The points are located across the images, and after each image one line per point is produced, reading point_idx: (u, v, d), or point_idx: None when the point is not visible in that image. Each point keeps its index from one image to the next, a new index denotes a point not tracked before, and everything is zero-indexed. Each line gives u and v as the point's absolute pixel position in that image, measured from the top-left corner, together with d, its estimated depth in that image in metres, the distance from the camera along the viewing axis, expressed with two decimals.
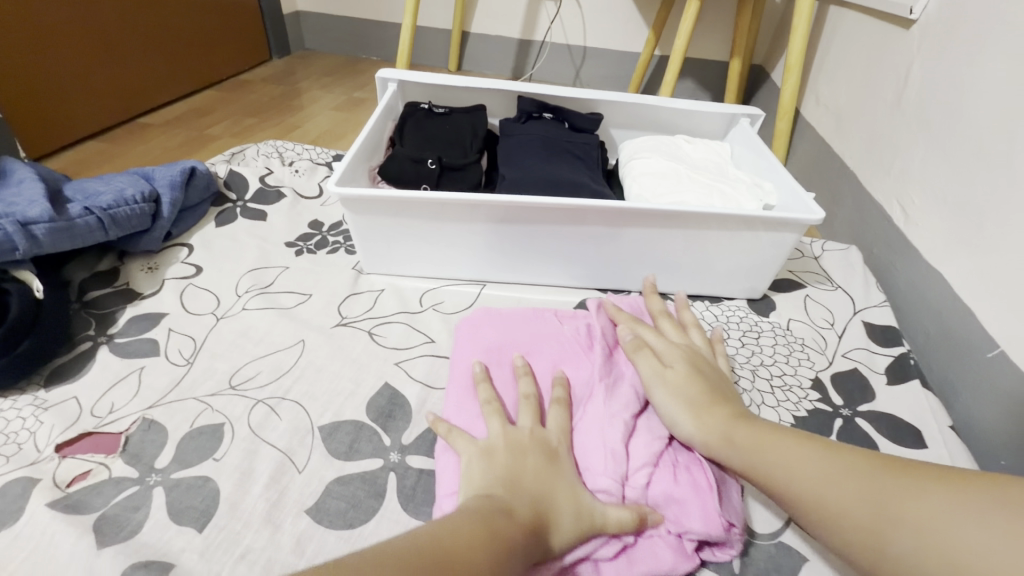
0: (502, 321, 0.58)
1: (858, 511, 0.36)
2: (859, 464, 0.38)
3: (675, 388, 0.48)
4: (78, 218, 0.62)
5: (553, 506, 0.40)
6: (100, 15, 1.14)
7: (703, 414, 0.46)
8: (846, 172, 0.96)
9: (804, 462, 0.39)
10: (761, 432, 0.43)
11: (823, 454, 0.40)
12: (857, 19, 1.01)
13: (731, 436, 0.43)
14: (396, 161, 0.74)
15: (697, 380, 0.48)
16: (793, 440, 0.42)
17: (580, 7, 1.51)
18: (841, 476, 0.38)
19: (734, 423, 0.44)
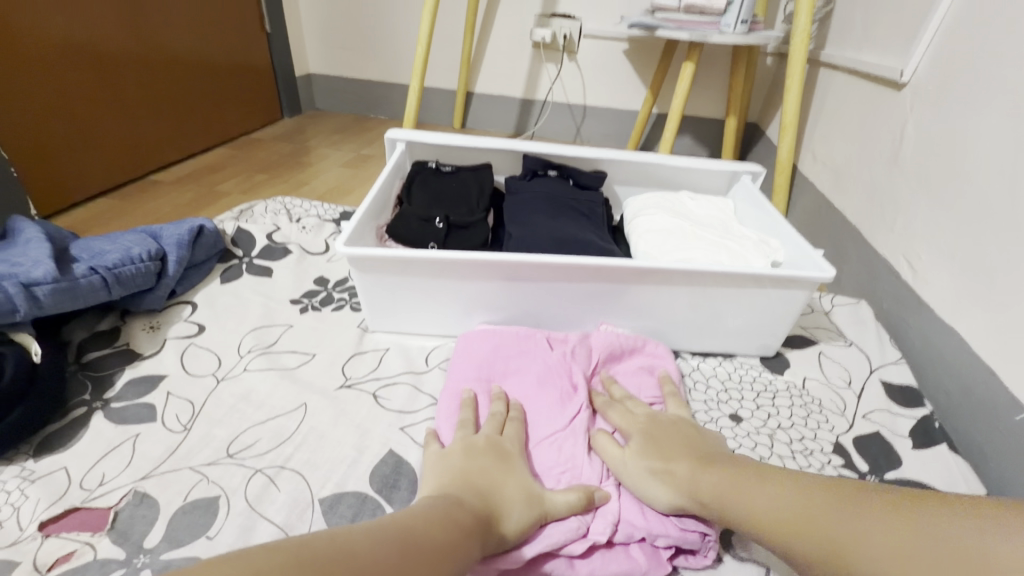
0: (495, 338, 0.63)
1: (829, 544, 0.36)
2: (827, 496, 0.38)
3: (648, 454, 0.48)
4: (82, 278, 0.61)
5: (501, 495, 0.44)
6: (118, 78, 1.19)
7: (684, 471, 0.46)
8: (848, 226, 0.97)
9: (778, 503, 0.39)
10: (726, 478, 0.43)
11: (787, 491, 0.40)
12: (847, 81, 1.05)
13: (701, 486, 0.44)
14: (404, 220, 0.74)
15: (667, 441, 0.49)
16: (767, 478, 0.42)
17: (579, 69, 1.58)
18: (810, 515, 0.37)
19: (701, 475, 0.44)
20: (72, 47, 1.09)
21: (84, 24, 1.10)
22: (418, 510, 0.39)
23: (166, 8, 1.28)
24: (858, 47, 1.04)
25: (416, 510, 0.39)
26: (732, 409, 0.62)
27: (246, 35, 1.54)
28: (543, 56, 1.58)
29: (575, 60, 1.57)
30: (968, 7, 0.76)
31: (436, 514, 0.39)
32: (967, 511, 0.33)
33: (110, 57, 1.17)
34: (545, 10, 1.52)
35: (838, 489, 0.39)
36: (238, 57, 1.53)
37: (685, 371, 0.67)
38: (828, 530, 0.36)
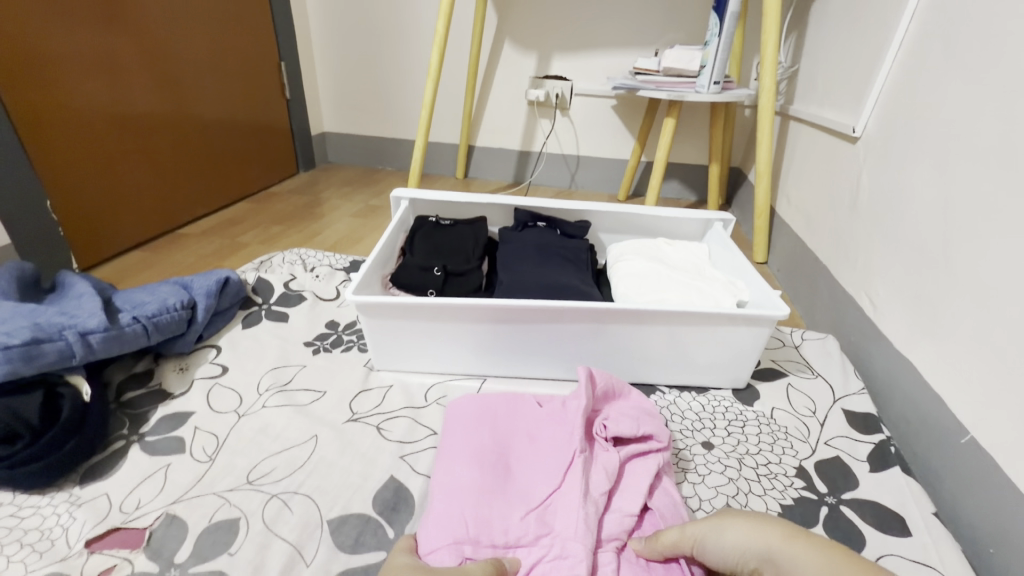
0: (481, 401, 0.66)
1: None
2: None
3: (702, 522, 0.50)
4: (127, 326, 0.70)
5: None
6: (154, 144, 1.33)
7: (743, 527, 0.48)
8: (820, 265, 1.04)
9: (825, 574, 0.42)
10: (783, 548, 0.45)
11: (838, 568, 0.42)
12: (812, 132, 1.15)
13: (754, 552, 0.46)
14: (406, 269, 0.83)
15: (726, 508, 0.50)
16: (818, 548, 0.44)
17: (572, 123, 1.71)
18: None
19: (758, 537, 0.47)
20: (117, 119, 1.22)
21: (128, 99, 1.24)
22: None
23: (199, 82, 1.43)
24: (819, 103, 1.15)
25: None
26: (704, 437, 0.68)
27: (268, 101, 1.70)
28: (538, 113, 1.72)
29: (567, 115, 1.70)
30: (903, 74, 0.86)
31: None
32: None
33: (149, 126, 1.31)
34: (539, 72, 1.66)
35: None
36: (260, 119, 1.68)
37: (662, 403, 0.73)
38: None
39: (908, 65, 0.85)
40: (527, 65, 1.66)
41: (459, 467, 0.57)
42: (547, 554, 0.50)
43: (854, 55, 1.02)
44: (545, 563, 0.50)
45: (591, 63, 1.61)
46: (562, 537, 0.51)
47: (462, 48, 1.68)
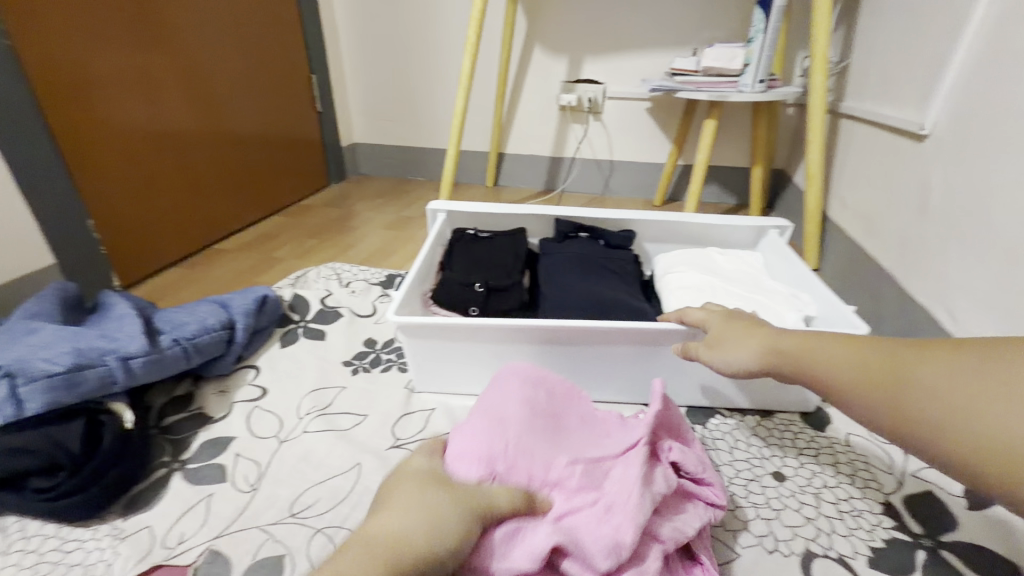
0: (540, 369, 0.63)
1: (960, 410, 0.33)
2: (985, 359, 0.33)
3: (728, 336, 0.55)
4: (168, 349, 0.69)
5: (390, 525, 0.39)
6: (191, 160, 1.34)
7: (743, 348, 0.52)
8: (884, 273, 0.97)
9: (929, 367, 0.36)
10: (802, 343, 0.47)
11: (850, 346, 0.43)
12: (869, 130, 1.08)
13: (775, 351, 0.48)
14: (446, 286, 0.80)
15: (739, 325, 0.55)
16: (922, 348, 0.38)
17: (605, 127, 1.67)
18: (856, 363, 0.41)
19: (778, 338, 0.49)
20: (155, 136, 1.24)
21: (165, 116, 1.26)
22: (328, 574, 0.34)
23: (232, 97, 1.44)
24: (876, 100, 1.07)
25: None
26: (775, 467, 0.62)
27: (299, 114, 1.70)
28: (569, 118, 1.68)
29: (600, 119, 1.66)
30: (977, 66, 0.79)
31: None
32: (1015, 355, 0.32)
33: (185, 141, 1.32)
34: (570, 76, 1.63)
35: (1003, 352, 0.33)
36: (293, 132, 1.69)
37: (725, 428, 0.68)
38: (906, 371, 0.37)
39: (984, 55, 0.78)
40: (558, 70, 1.62)
41: (513, 404, 0.57)
42: (586, 510, 0.47)
43: (916, 47, 0.95)
44: (579, 520, 0.47)
45: (624, 66, 1.57)
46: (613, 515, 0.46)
47: (490, 55, 1.65)
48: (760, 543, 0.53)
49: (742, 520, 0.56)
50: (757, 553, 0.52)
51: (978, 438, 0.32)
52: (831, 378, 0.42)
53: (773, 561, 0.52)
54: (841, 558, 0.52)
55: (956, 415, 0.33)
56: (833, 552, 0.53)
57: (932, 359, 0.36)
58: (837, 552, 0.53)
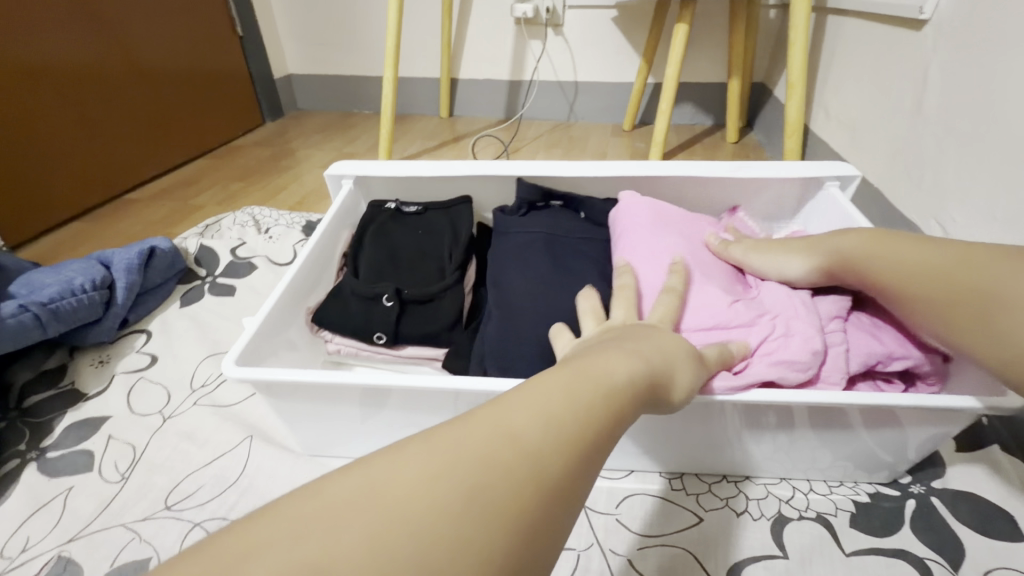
0: (656, 214, 0.59)
1: (959, 295, 0.35)
2: (1003, 256, 0.34)
3: (787, 245, 0.50)
4: (11, 317, 0.58)
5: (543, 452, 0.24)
6: (87, 97, 1.15)
7: (779, 253, 0.50)
8: (870, 191, 0.87)
9: (919, 255, 0.38)
10: (867, 242, 0.43)
11: (909, 244, 0.40)
12: (860, 25, 0.94)
13: (834, 252, 0.45)
14: (341, 299, 0.56)
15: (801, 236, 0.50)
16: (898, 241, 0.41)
17: (567, 43, 1.48)
18: (888, 262, 0.40)
19: (837, 239, 0.45)
20: (33, 67, 1.05)
21: (45, 43, 1.06)
22: (364, 519, 0.20)
23: (129, 18, 1.23)
24: None
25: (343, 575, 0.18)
26: None
27: (219, 41, 1.48)
28: (526, 32, 1.49)
29: (561, 33, 1.47)
30: None
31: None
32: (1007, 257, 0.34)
33: (74, 74, 1.12)
34: None
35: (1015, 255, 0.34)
36: (212, 60, 1.47)
37: None
38: (909, 271, 0.39)
39: None
40: None
41: (636, 224, 0.58)
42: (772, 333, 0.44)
43: None
44: (770, 343, 0.44)
45: None
46: (798, 310, 0.45)
47: None
48: (727, 505, 0.45)
49: (705, 482, 0.47)
50: (722, 518, 0.44)
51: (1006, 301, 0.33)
52: (894, 280, 0.40)
53: (740, 526, 0.44)
54: (820, 518, 0.44)
55: (954, 306, 0.35)
56: (810, 512, 0.45)
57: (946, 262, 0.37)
58: (816, 511, 0.45)
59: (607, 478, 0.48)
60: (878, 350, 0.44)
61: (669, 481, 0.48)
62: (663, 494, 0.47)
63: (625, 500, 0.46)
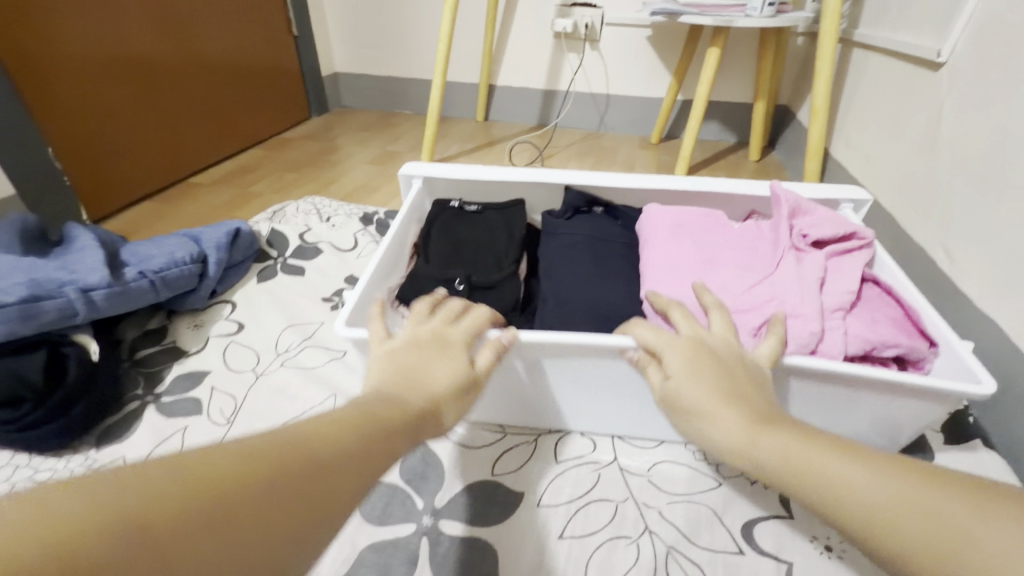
0: (685, 218, 0.68)
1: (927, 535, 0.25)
2: (986, 496, 0.25)
3: (697, 381, 0.37)
4: (133, 282, 0.67)
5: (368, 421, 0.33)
6: (161, 88, 1.25)
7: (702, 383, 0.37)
8: (883, 215, 0.95)
9: (865, 478, 0.28)
10: (795, 444, 0.32)
11: (870, 464, 0.29)
12: (883, 61, 1.01)
13: (759, 443, 0.33)
14: (418, 282, 0.65)
15: (718, 376, 0.37)
16: (850, 452, 0.30)
17: (602, 58, 1.56)
18: (826, 466, 0.30)
19: (758, 432, 0.33)
20: (119, 61, 1.15)
21: (131, 40, 1.16)
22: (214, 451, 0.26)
23: (201, 18, 1.33)
24: (894, 26, 1.00)
25: (74, 502, 0.21)
26: None
27: (276, 39, 1.58)
28: (565, 46, 1.57)
29: (598, 49, 1.55)
30: None
31: (150, 517, 0.21)
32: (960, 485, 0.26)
33: (151, 67, 1.22)
34: None
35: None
36: (269, 58, 1.57)
37: None
38: (843, 481, 0.29)
39: None
40: None
41: (660, 232, 0.66)
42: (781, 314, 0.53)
43: None
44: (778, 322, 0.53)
45: None
46: (807, 301, 0.53)
47: None
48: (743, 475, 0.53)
49: None
50: (738, 485, 0.52)
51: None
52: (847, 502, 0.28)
53: (753, 492, 0.52)
54: None
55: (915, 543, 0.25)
56: None
57: (909, 487, 0.27)
58: None
59: (639, 447, 0.56)
60: (872, 337, 0.52)
61: (694, 452, 0.56)
62: (688, 462, 0.55)
63: (655, 465, 0.54)
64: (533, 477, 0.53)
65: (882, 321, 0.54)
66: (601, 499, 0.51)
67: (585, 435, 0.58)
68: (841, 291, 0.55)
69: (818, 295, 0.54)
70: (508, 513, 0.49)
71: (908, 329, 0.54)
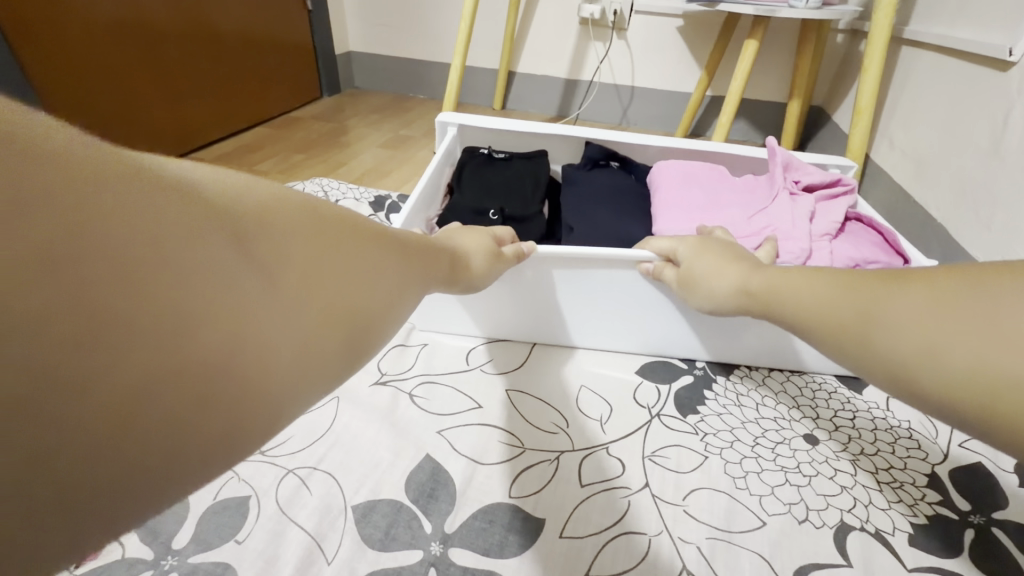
0: (696, 168, 0.70)
1: (854, 320, 0.30)
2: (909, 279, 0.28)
3: (701, 260, 0.47)
4: None
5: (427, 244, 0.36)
6: (167, 57, 1.19)
7: (703, 258, 0.47)
8: (932, 225, 0.88)
9: (817, 289, 0.34)
10: (779, 274, 0.38)
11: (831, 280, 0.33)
12: (937, 59, 0.94)
13: (749, 283, 0.41)
14: (455, 211, 0.68)
15: (720, 252, 0.46)
16: (819, 276, 0.35)
17: (628, 48, 1.49)
18: (795, 287, 0.36)
19: (755, 273, 0.41)
20: (125, 27, 1.08)
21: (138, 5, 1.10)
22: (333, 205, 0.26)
23: None
24: (952, 23, 0.93)
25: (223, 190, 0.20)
26: (806, 429, 0.55)
27: (289, 14, 1.51)
28: (591, 33, 1.50)
29: (624, 38, 1.48)
30: None
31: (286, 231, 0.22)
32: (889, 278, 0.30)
33: (158, 36, 1.16)
34: None
35: (1009, 273, 0.24)
36: (281, 32, 1.50)
37: (737, 395, 0.59)
38: (802, 295, 0.35)
39: None
40: None
41: (671, 178, 0.68)
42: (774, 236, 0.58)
43: None
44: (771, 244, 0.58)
45: None
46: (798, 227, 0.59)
47: None
48: (790, 511, 0.47)
49: (768, 484, 0.50)
50: (785, 523, 0.46)
51: (904, 342, 0.26)
52: (806, 311, 0.34)
53: (802, 533, 0.46)
54: (878, 534, 0.46)
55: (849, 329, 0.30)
56: (871, 525, 0.47)
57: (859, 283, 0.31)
58: (875, 526, 0.47)
59: (672, 470, 0.50)
60: (856, 255, 0.57)
61: (733, 479, 0.50)
62: (727, 491, 0.49)
63: (692, 493, 0.48)
64: (554, 499, 0.47)
65: (865, 243, 0.59)
66: (632, 532, 0.45)
67: (602, 414, 0.56)
68: (829, 220, 0.60)
69: (807, 222, 0.59)
70: (527, 543, 0.44)
71: (888, 251, 0.58)
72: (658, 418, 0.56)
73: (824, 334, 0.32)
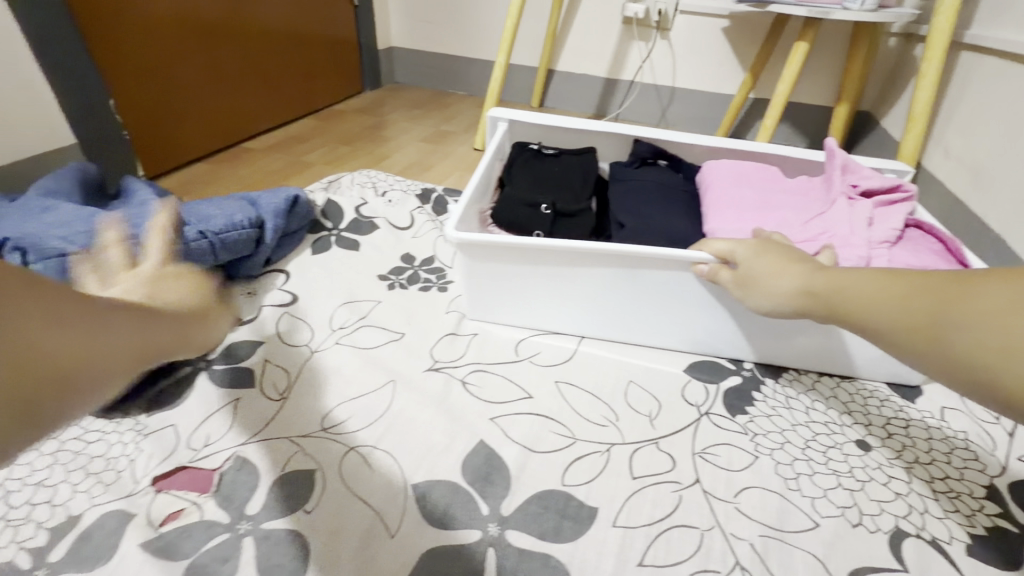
0: (747, 169, 0.69)
1: (923, 323, 0.30)
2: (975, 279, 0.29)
3: (760, 260, 0.47)
4: (193, 242, 0.64)
5: None
6: (223, 50, 1.23)
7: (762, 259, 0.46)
8: (989, 236, 0.86)
9: (883, 289, 0.34)
10: (842, 274, 0.38)
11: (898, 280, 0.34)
12: (1000, 66, 0.91)
13: (812, 284, 0.41)
14: (508, 203, 0.69)
15: (783, 252, 0.46)
16: (888, 276, 0.35)
17: (671, 48, 1.48)
18: (858, 290, 0.36)
19: (817, 274, 0.41)
20: (187, 20, 1.13)
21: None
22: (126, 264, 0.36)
23: None
24: (1018, 28, 0.90)
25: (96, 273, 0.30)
26: (857, 435, 0.55)
27: (336, 9, 1.55)
28: (634, 33, 1.50)
29: (668, 38, 1.47)
30: None
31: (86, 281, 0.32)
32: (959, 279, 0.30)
33: (216, 29, 1.20)
34: None
35: None
36: (329, 27, 1.54)
37: (786, 397, 0.59)
38: (869, 298, 0.35)
39: None
40: None
41: (722, 179, 0.69)
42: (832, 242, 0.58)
43: None
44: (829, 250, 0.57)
45: None
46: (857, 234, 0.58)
47: None
48: (843, 515, 0.47)
49: (821, 487, 0.50)
50: (839, 526, 0.46)
51: (983, 343, 0.27)
52: (873, 316, 0.34)
53: (856, 537, 0.46)
54: (935, 542, 0.46)
55: (919, 332, 0.31)
56: (927, 534, 0.46)
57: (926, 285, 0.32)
58: (931, 534, 0.46)
59: (723, 467, 0.51)
60: (917, 264, 0.56)
61: (784, 480, 0.50)
62: (778, 490, 0.49)
63: (743, 491, 0.49)
64: (606, 488, 0.48)
65: (925, 251, 0.58)
66: (684, 525, 0.46)
67: (650, 408, 0.56)
68: (888, 228, 0.59)
69: (865, 230, 0.59)
70: (581, 531, 0.45)
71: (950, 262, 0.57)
72: (707, 416, 0.56)
73: (895, 339, 0.33)
